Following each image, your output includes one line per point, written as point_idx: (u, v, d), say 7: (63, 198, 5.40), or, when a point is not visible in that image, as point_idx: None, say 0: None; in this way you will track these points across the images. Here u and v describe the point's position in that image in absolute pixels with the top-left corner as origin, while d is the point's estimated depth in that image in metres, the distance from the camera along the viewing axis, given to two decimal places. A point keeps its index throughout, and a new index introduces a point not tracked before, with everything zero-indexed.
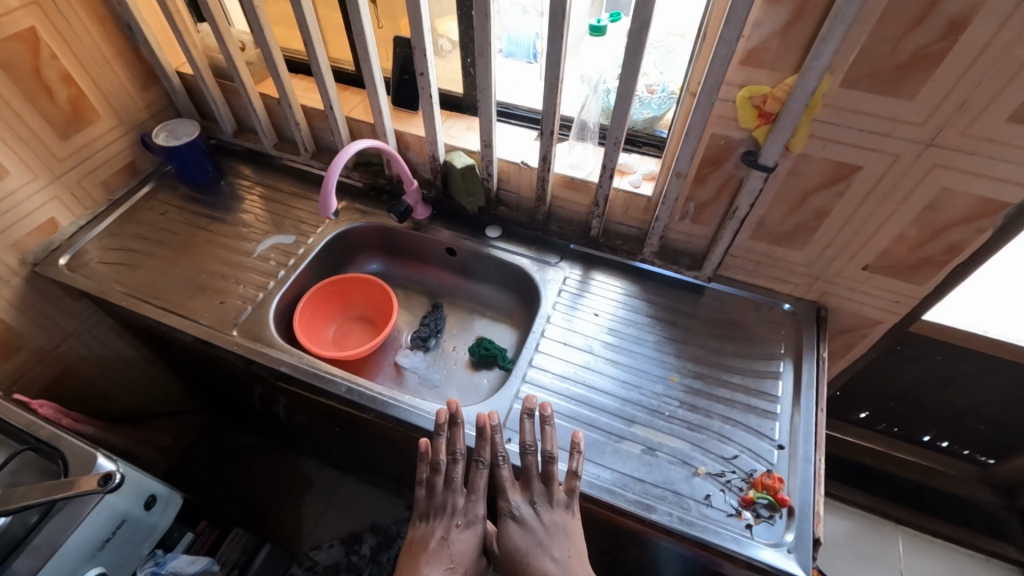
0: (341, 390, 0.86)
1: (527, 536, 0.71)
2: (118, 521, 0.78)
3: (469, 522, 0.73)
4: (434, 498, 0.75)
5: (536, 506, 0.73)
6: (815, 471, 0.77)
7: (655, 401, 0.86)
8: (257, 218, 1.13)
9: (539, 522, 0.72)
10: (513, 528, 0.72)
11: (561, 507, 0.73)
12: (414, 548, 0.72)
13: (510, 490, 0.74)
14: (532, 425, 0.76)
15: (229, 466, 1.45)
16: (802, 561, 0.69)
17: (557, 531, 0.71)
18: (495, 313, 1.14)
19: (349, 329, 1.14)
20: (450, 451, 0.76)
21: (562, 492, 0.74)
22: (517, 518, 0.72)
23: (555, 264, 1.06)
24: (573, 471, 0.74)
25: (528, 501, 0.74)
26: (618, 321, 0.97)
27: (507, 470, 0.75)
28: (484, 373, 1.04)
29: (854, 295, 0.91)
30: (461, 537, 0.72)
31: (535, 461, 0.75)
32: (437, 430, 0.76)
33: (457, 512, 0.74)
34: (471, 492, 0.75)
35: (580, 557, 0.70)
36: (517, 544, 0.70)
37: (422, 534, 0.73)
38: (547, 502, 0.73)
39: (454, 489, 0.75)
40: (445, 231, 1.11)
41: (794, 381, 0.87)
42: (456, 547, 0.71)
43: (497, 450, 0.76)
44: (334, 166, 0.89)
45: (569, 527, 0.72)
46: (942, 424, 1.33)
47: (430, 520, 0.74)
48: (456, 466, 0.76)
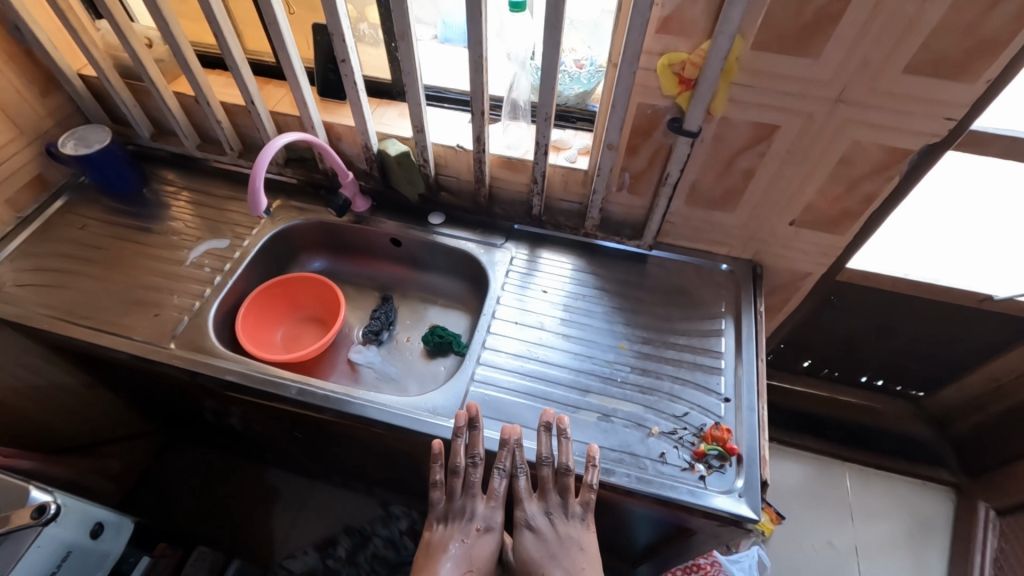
0: (292, 392, 0.84)
1: (541, 547, 0.71)
2: (63, 554, 0.74)
3: (489, 527, 0.73)
4: (453, 504, 0.75)
5: (551, 516, 0.73)
6: (759, 418, 0.82)
7: (607, 368, 0.89)
8: (188, 224, 1.08)
9: (554, 533, 0.72)
10: (527, 537, 0.72)
11: (576, 518, 0.73)
12: (433, 550, 0.72)
13: (526, 500, 0.74)
14: (548, 437, 0.76)
15: (188, 484, 1.39)
16: (752, 503, 0.73)
17: (572, 544, 0.71)
18: (447, 300, 1.13)
19: (299, 330, 1.10)
20: (468, 456, 0.76)
21: (577, 505, 0.74)
22: (532, 527, 0.73)
23: (501, 245, 1.06)
24: (589, 485, 0.74)
25: (543, 511, 0.74)
26: (569, 296, 0.99)
27: (524, 479, 0.75)
28: (440, 361, 1.04)
29: (784, 251, 0.96)
30: (479, 542, 0.72)
31: (551, 472, 0.75)
32: (456, 434, 0.76)
33: (476, 517, 0.74)
34: (491, 498, 0.75)
35: (596, 567, 0.71)
36: (532, 554, 0.71)
37: (440, 536, 0.73)
38: (563, 513, 0.74)
39: (472, 493, 0.75)
40: (391, 222, 1.09)
41: (736, 337, 0.92)
42: (474, 551, 0.71)
43: (517, 459, 0.76)
44: (260, 162, 0.86)
45: (583, 541, 0.72)
46: (877, 364, 1.43)
47: (448, 523, 0.74)
48: (476, 470, 0.75)
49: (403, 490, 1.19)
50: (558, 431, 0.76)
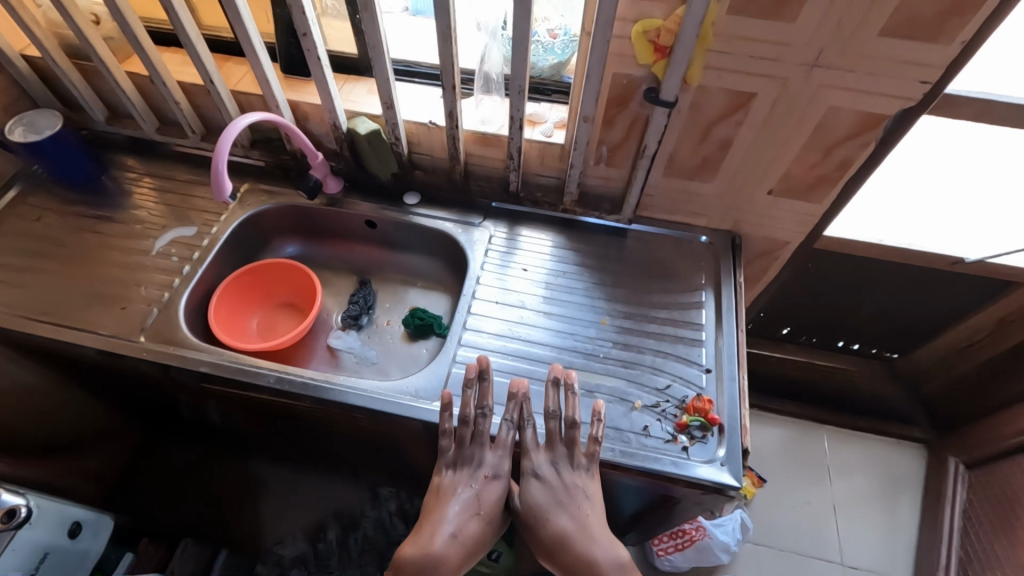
0: (269, 381, 0.83)
1: (547, 494, 0.73)
2: (40, 556, 0.72)
3: (496, 474, 0.75)
4: (462, 451, 0.76)
5: (557, 466, 0.75)
6: (739, 387, 0.83)
7: (589, 344, 0.89)
8: (151, 212, 1.04)
9: (560, 481, 0.74)
10: (535, 485, 0.74)
11: (581, 469, 0.75)
12: (441, 494, 0.74)
13: (533, 450, 0.76)
14: (555, 392, 0.77)
15: (171, 478, 1.37)
16: (734, 471, 0.75)
17: (578, 492, 0.73)
18: (427, 282, 1.11)
19: (275, 318, 1.07)
20: (478, 406, 0.77)
21: (583, 456, 0.75)
22: (538, 475, 0.74)
23: (479, 224, 1.04)
24: (594, 438, 0.75)
25: (549, 461, 0.75)
26: (549, 274, 0.98)
27: (531, 431, 0.77)
28: (422, 344, 1.02)
29: (762, 220, 0.96)
30: (488, 488, 0.74)
31: (558, 426, 0.77)
32: (467, 385, 0.76)
33: (485, 464, 0.75)
34: (499, 447, 0.76)
35: (601, 515, 0.73)
36: (539, 500, 0.73)
37: (450, 481, 0.74)
38: (569, 463, 0.75)
39: (481, 442, 0.76)
40: (366, 204, 1.06)
41: (716, 308, 0.92)
42: (483, 496, 0.73)
43: (524, 411, 0.78)
44: (222, 145, 0.82)
45: (588, 489, 0.74)
46: (852, 329, 1.46)
47: (457, 469, 0.75)
48: (486, 421, 0.76)
49: (390, 473, 1.19)
50: (565, 386, 0.77)
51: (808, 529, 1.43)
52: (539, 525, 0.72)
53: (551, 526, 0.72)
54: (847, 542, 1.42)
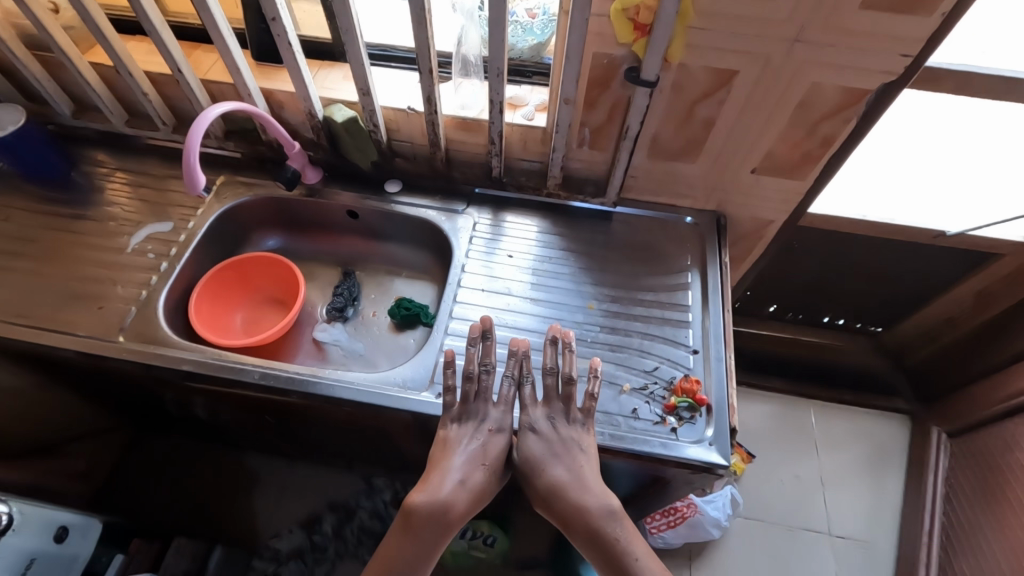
0: (255, 377, 0.82)
1: (544, 447, 0.72)
2: (27, 561, 0.72)
3: (500, 428, 0.74)
4: (467, 406, 0.75)
5: (554, 421, 0.74)
6: (727, 367, 0.83)
7: (576, 329, 0.88)
8: (126, 208, 1.01)
9: (557, 435, 0.73)
10: (532, 438, 0.73)
11: (577, 424, 0.74)
12: (447, 445, 0.73)
13: (531, 407, 0.75)
14: (554, 350, 0.77)
15: (161, 478, 1.36)
16: (723, 450, 0.75)
17: (574, 445, 0.72)
18: (413, 271, 1.10)
19: (259, 315, 1.05)
20: (482, 363, 0.76)
21: (579, 413, 0.75)
22: (536, 430, 0.74)
23: (462, 211, 1.02)
24: (592, 394, 0.75)
25: (547, 416, 0.75)
26: (536, 259, 0.97)
27: (530, 388, 0.77)
28: (409, 334, 1.02)
29: (746, 200, 0.95)
30: (491, 441, 0.73)
31: (555, 382, 0.76)
32: (472, 343, 0.75)
33: (488, 418, 0.74)
34: (501, 403, 0.76)
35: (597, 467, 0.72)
36: (539, 453, 0.72)
37: (455, 434, 0.73)
38: (566, 418, 0.74)
39: (485, 398, 0.75)
40: (346, 193, 1.04)
41: (702, 289, 0.92)
42: (486, 448, 0.72)
43: (524, 368, 0.78)
44: (193, 135, 0.79)
45: (584, 443, 0.73)
46: (837, 304, 1.47)
47: (462, 423, 0.74)
48: (489, 378, 0.76)
49: (382, 463, 1.19)
50: (564, 344, 0.77)
51: (796, 501, 1.46)
52: (536, 477, 0.71)
53: (546, 477, 0.70)
54: (834, 513, 1.45)
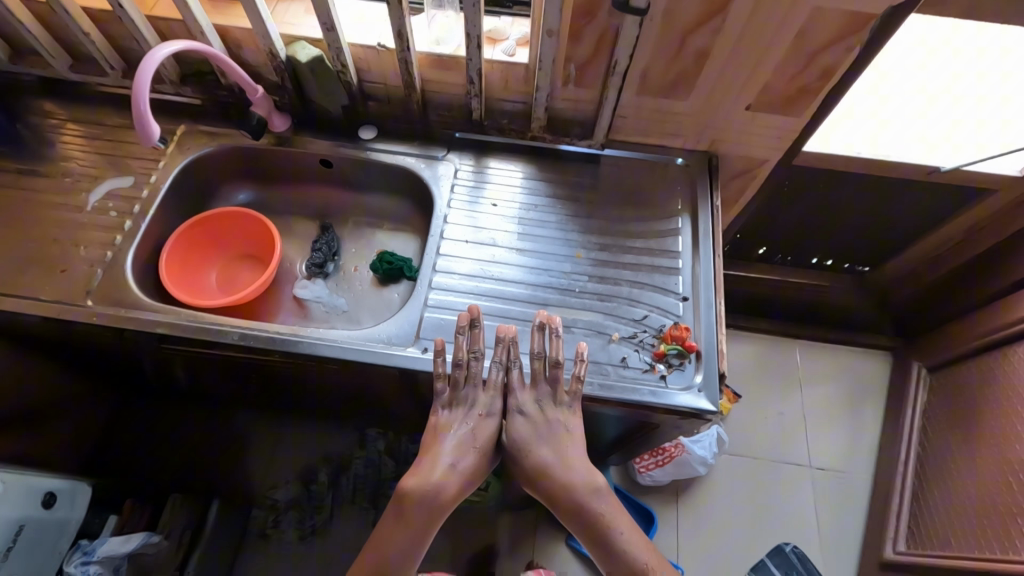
0: (234, 338, 0.79)
1: (532, 429, 0.74)
2: (14, 530, 0.75)
3: (489, 413, 0.75)
4: (457, 392, 0.75)
5: (542, 404, 0.75)
6: (717, 314, 0.82)
7: (564, 280, 0.86)
8: (81, 163, 0.94)
9: (544, 418, 0.75)
10: (519, 421, 0.75)
11: (565, 406, 0.75)
12: (437, 431, 0.74)
13: (519, 390, 0.76)
14: (541, 335, 0.77)
15: (153, 437, 1.36)
16: (711, 396, 0.76)
17: (560, 428, 0.74)
18: (394, 223, 1.06)
19: (234, 269, 1.01)
20: (471, 351, 0.76)
21: (566, 395, 0.75)
22: (524, 413, 0.75)
23: (442, 157, 0.97)
24: (577, 378, 0.75)
25: (534, 399, 0.76)
26: (521, 208, 0.93)
27: (518, 372, 0.76)
28: (393, 288, 0.99)
29: (740, 138, 0.91)
30: (481, 426, 0.74)
31: (542, 366, 0.76)
32: (460, 332, 0.76)
33: (478, 404, 0.75)
34: (490, 387, 0.76)
35: (583, 447, 0.75)
36: (527, 435, 0.74)
37: (446, 420, 0.75)
38: (553, 400, 0.76)
39: (474, 384, 0.76)
40: (318, 142, 0.98)
41: (693, 233, 0.89)
42: (476, 432, 0.74)
43: (512, 352, 0.77)
44: (140, 79, 0.73)
45: (570, 425, 0.75)
46: (825, 244, 1.47)
47: (453, 408, 0.75)
48: (478, 364, 0.76)
49: (373, 417, 1.20)
50: (549, 330, 0.77)
51: (779, 436, 1.51)
52: (525, 459, 0.74)
53: (533, 458, 0.73)
54: (815, 446, 1.50)
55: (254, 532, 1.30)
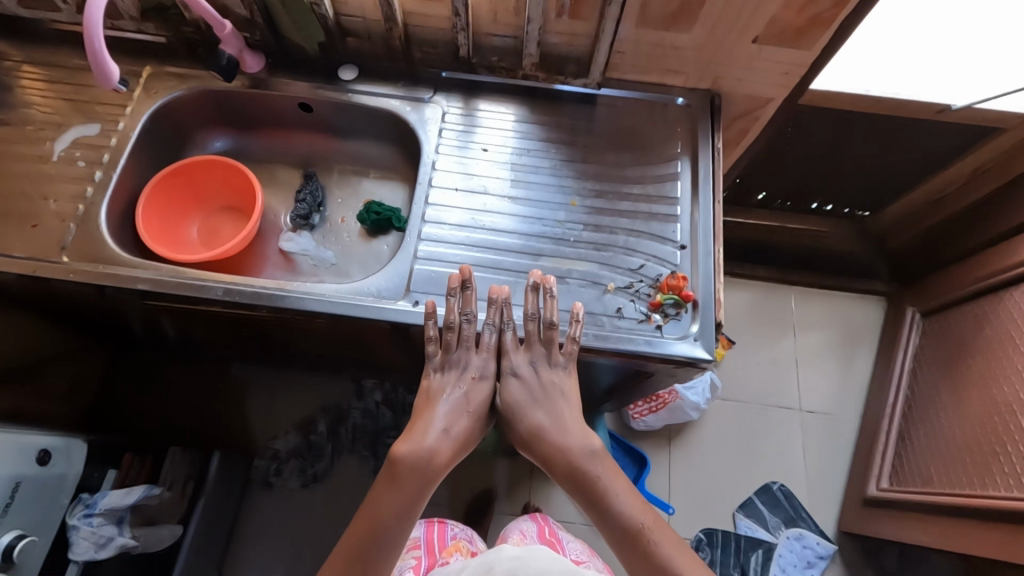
0: (219, 294, 0.76)
1: (526, 391, 0.75)
2: (12, 486, 0.74)
3: (482, 375, 0.75)
4: (449, 355, 0.75)
5: (536, 365, 0.75)
6: (715, 262, 0.80)
7: (559, 229, 0.83)
8: (43, 110, 0.88)
9: (538, 379, 0.75)
10: (513, 384, 0.75)
11: (559, 367, 0.76)
12: (430, 395, 0.74)
13: (513, 352, 0.75)
14: (535, 296, 0.75)
15: (152, 390, 1.38)
16: (708, 345, 0.75)
17: (554, 389, 0.75)
18: (381, 171, 1.01)
19: (216, 222, 0.98)
20: (463, 313, 0.75)
21: (561, 356, 0.75)
22: (518, 375, 0.75)
23: (429, 99, 0.91)
24: (573, 339, 0.74)
25: (528, 361, 0.76)
26: (513, 153, 0.88)
27: (511, 334, 0.75)
28: (382, 240, 0.96)
29: (745, 75, 0.86)
30: (474, 389, 0.75)
31: (536, 328, 0.75)
32: (450, 294, 0.74)
33: (471, 366, 0.75)
34: (484, 350, 0.76)
35: (577, 410, 0.76)
36: (521, 398, 0.74)
37: (438, 384, 0.75)
38: (547, 362, 0.76)
39: (467, 346, 0.75)
40: (298, 83, 0.92)
41: (692, 178, 0.86)
42: (470, 395, 0.74)
43: (504, 315, 0.75)
44: (92, 12, 0.66)
45: (565, 386, 0.76)
46: (826, 189, 1.44)
47: (445, 372, 0.75)
48: (470, 327, 0.75)
49: (368, 368, 1.20)
50: (543, 290, 0.75)
51: (771, 381, 1.53)
52: (520, 422, 0.74)
53: (528, 421, 0.74)
54: (806, 390, 1.53)
55: (257, 480, 1.34)
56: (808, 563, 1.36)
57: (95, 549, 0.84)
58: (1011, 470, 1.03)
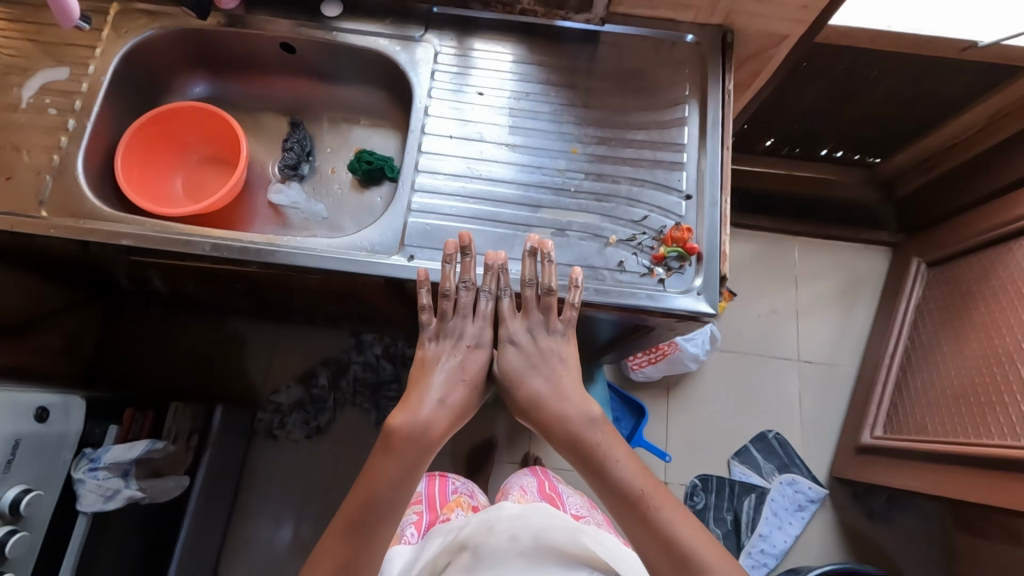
0: (206, 250, 0.73)
1: (524, 358, 0.74)
2: (12, 443, 0.74)
3: (478, 344, 0.75)
4: (444, 324, 0.74)
5: (534, 332, 0.75)
6: (721, 213, 0.76)
7: (559, 179, 0.79)
8: (7, 52, 0.82)
9: (536, 346, 0.74)
10: (510, 351, 0.74)
11: (557, 334, 0.75)
12: (426, 365, 0.74)
13: (510, 319, 0.74)
14: (533, 262, 0.72)
15: (153, 343, 1.38)
16: (711, 299, 0.73)
17: (552, 356, 0.74)
18: (372, 118, 0.96)
19: (201, 173, 0.94)
20: (460, 281, 0.73)
21: (559, 322, 0.74)
22: (515, 342, 0.74)
23: (420, 38, 0.85)
24: (571, 305, 0.72)
25: (526, 328, 0.75)
26: (510, 97, 0.83)
27: (508, 300, 0.74)
28: (375, 192, 0.92)
29: (761, 9, 0.79)
30: (470, 357, 0.74)
31: (535, 294, 0.73)
32: (448, 262, 0.71)
33: (466, 335, 0.74)
34: (480, 318, 0.74)
35: (576, 376, 0.75)
36: (519, 365, 0.74)
37: (434, 353, 0.74)
38: (545, 329, 0.75)
39: (463, 314, 0.74)
40: (280, 21, 0.85)
41: (700, 123, 0.81)
42: (465, 364, 0.74)
43: (501, 281, 0.73)
44: None
45: (563, 353, 0.75)
46: (838, 133, 1.39)
47: (440, 341, 0.74)
48: (466, 295, 0.73)
49: (367, 321, 1.19)
50: (542, 256, 0.72)
51: (770, 332, 1.53)
52: (518, 389, 0.73)
53: (526, 389, 0.73)
54: (806, 341, 1.53)
55: (261, 431, 1.36)
56: (800, 506, 1.40)
57: (104, 500, 0.86)
58: (1006, 420, 1.04)
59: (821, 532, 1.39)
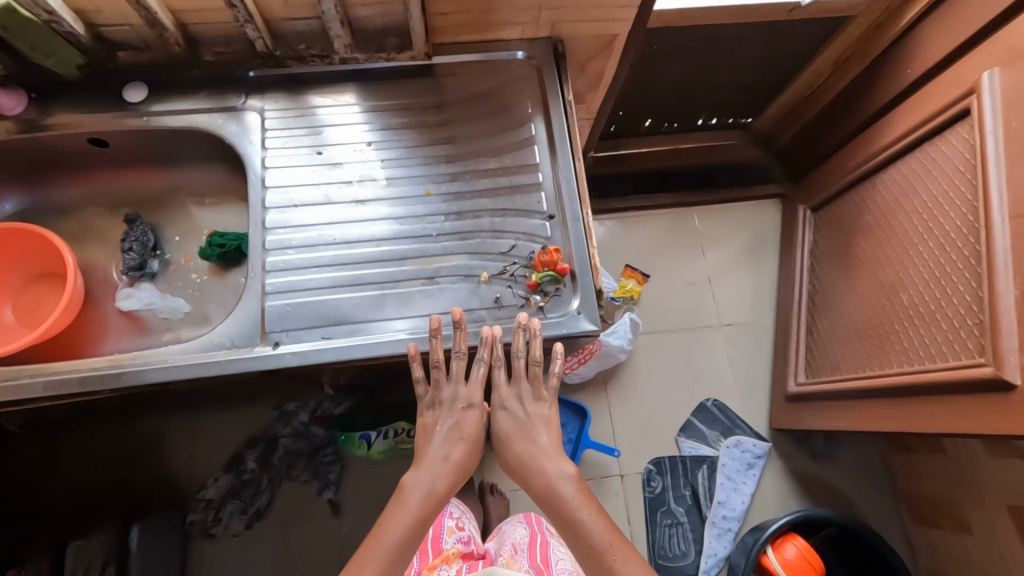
0: (40, 390, 0.66)
1: (514, 423, 0.73)
2: None
3: (472, 403, 0.73)
4: (436, 390, 0.73)
5: (521, 397, 0.74)
6: (585, 226, 0.76)
7: (419, 226, 0.76)
8: None
9: (525, 413, 0.73)
10: (502, 416, 0.73)
11: (544, 401, 0.74)
12: (426, 430, 0.73)
13: (501, 386, 0.73)
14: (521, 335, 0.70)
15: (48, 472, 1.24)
16: (591, 317, 0.72)
17: (538, 421, 0.73)
18: (223, 193, 0.89)
19: (35, 295, 0.84)
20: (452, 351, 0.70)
21: (544, 390, 0.74)
22: (507, 408, 0.74)
23: (243, 105, 0.79)
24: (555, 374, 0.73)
25: (515, 395, 0.74)
26: (354, 149, 0.79)
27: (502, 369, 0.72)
28: (238, 272, 0.86)
29: (581, 16, 0.78)
30: (464, 417, 0.73)
31: (524, 364, 0.72)
32: (436, 335, 0.68)
33: (456, 398, 0.73)
34: (471, 382, 0.73)
35: (556, 435, 0.74)
36: (504, 429, 0.73)
37: (431, 419, 0.73)
38: (533, 396, 0.74)
39: (457, 379, 0.73)
40: (81, 117, 0.77)
41: (549, 139, 0.80)
42: (460, 426, 0.72)
43: (494, 352, 0.71)
44: None
45: (547, 417, 0.74)
46: (703, 105, 1.44)
47: (435, 407, 0.73)
48: (458, 364, 0.71)
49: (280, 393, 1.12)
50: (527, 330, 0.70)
51: (690, 303, 1.57)
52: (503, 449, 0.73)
53: (514, 451, 0.72)
54: (723, 303, 1.58)
55: (196, 533, 1.25)
56: (749, 464, 1.44)
57: None
58: (900, 348, 1.10)
59: (774, 484, 1.44)
